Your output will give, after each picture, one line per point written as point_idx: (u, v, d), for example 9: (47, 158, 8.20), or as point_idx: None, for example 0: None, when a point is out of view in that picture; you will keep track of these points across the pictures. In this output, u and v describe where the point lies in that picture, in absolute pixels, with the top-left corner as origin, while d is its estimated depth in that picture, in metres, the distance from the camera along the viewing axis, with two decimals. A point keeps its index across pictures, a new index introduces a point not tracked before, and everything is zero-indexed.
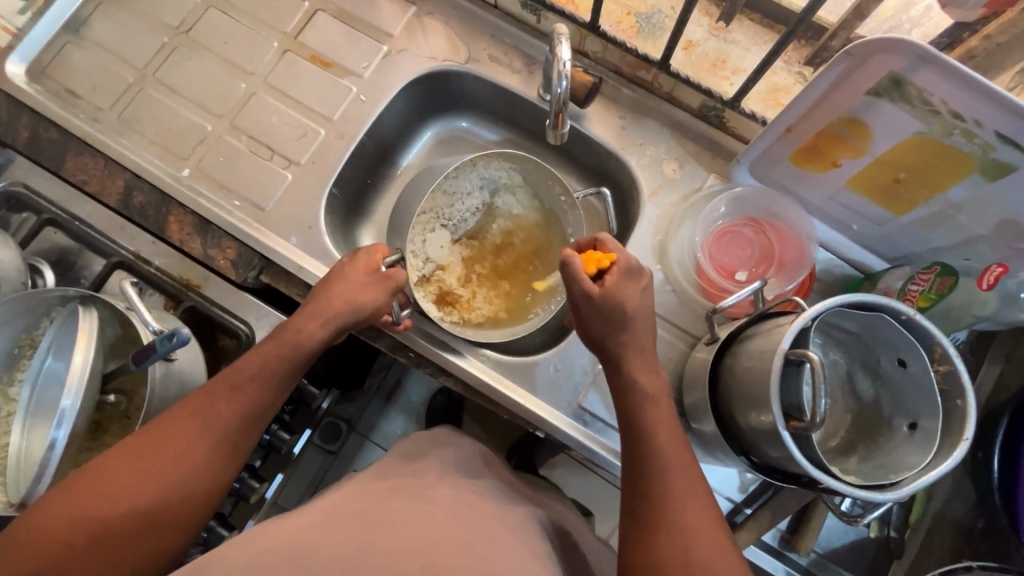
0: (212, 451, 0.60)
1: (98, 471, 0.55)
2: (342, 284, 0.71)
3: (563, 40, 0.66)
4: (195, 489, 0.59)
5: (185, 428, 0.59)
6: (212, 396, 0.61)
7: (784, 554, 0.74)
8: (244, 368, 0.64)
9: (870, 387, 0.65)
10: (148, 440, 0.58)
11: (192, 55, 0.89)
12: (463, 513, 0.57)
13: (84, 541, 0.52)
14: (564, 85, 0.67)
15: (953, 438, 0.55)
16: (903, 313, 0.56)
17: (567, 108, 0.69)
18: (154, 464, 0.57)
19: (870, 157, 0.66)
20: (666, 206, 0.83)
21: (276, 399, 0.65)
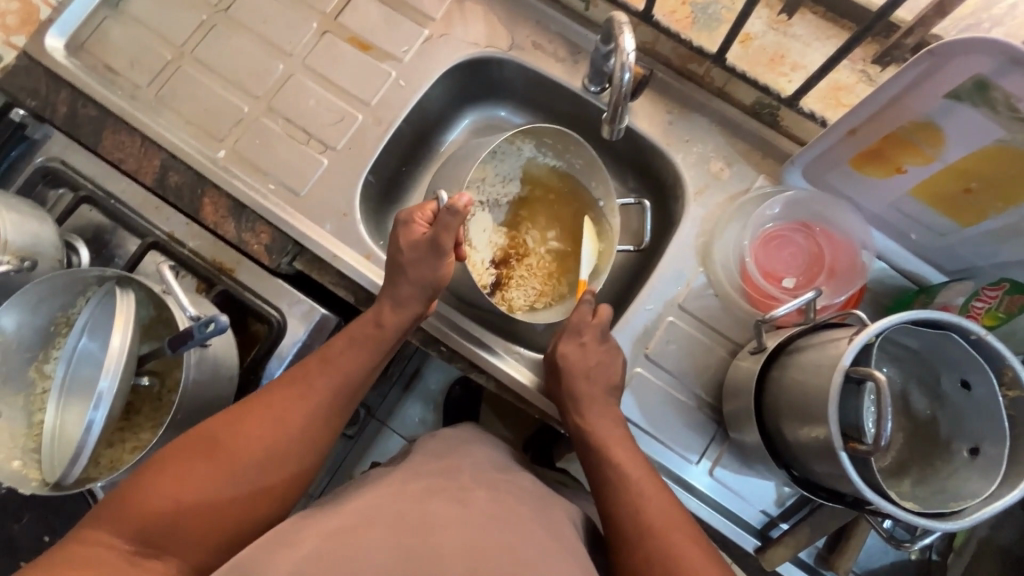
0: (307, 422, 0.61)
1: (204, 436, 0.57)
2: (402, 273, 0.69)
3: (626, 30, 0.63)
4: (292, 459, 0.60)
5: (284, 401, 0.61)
6: (307, 372, 0.64)
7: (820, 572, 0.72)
8: (336, 347, 0.66)
9: (927, 405, 0.62)
10: (249, 409, 0.60)
11: (231, 34, 0.87)
12: (500, 513, 0.55)
13: (192, 504, 0.53)
14: (626, 78, 0.63)
15: (1021, 466, 0.52)
16: (974, 333, 0.53)
17: (628, 100, 0.65)
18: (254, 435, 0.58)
19: (940, 164, 0.62)
20: (712, 206, 0.80)
21: (363, 377, 0.66)
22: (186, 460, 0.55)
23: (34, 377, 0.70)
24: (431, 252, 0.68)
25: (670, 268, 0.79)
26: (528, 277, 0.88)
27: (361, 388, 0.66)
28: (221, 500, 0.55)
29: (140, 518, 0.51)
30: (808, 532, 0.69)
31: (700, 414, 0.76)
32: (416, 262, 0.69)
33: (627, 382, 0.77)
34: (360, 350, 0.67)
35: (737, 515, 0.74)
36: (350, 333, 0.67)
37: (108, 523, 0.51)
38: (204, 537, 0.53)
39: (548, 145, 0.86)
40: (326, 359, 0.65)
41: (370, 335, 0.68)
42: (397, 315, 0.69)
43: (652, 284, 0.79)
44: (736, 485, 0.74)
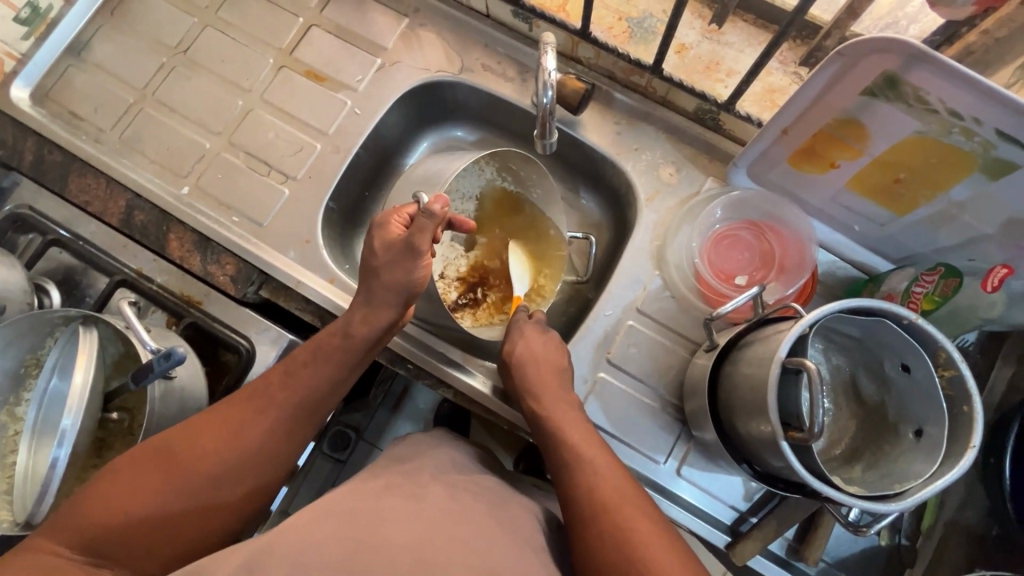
0: (267, 436, 0.63)
1: (160, 448, 0.58)
2: (375, 276, 0.70)
3: (550, 50, 0.66)
4: (248, 472, 0.62)
5: (243, 414, 0.63)
6: (269, 383, 0.65)
7: (792, 564, 0.73)
8: (299, 356, 0.67)
9: (874, 391, 0.64)
10: (208, 422, 0.61)
11: (190, 75, 0.90)
12: (461, 514, 0.57)
13: (144, 514, 0.55)
14: (550, 96, 0.67)
15: (960, 445, 0.53)
16: (906, 317, 0.54)
17: (554, 118, 0.70)
18: (212, 447, 0.60)
19: (868, 158, 0.64)
20: (664, 211, 0.82)
21: (327, 390, 0.67)
22: (141, 471, 0.57)
23: (6, 419, 0.71)
24: (406, 252, 0.69)
25: (627, 273, 0.81)
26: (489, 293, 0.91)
27: (324, 401, 0.68)
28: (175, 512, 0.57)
29: (94, 527, 0.53)
30: (775, 523, 0.70)
31: (664, 415, 0.77)
32: (389, 265, 0.69)
33: (591, 387, 0.78)
34: (326, 365, 0.67)
35: (706, 512, 0.75)
36: (316, 341, 0.68)
37: (61, 533, 0.53)
38: (156, 547, 0.56)
39: (511, 169, 0.88)
40: (288, 371, 0.66)
41: (338, 344, 0.68)
42: (366, 321, 0.69)
43: (611, 290, 0.81)
44: (703, 482, 0.76)
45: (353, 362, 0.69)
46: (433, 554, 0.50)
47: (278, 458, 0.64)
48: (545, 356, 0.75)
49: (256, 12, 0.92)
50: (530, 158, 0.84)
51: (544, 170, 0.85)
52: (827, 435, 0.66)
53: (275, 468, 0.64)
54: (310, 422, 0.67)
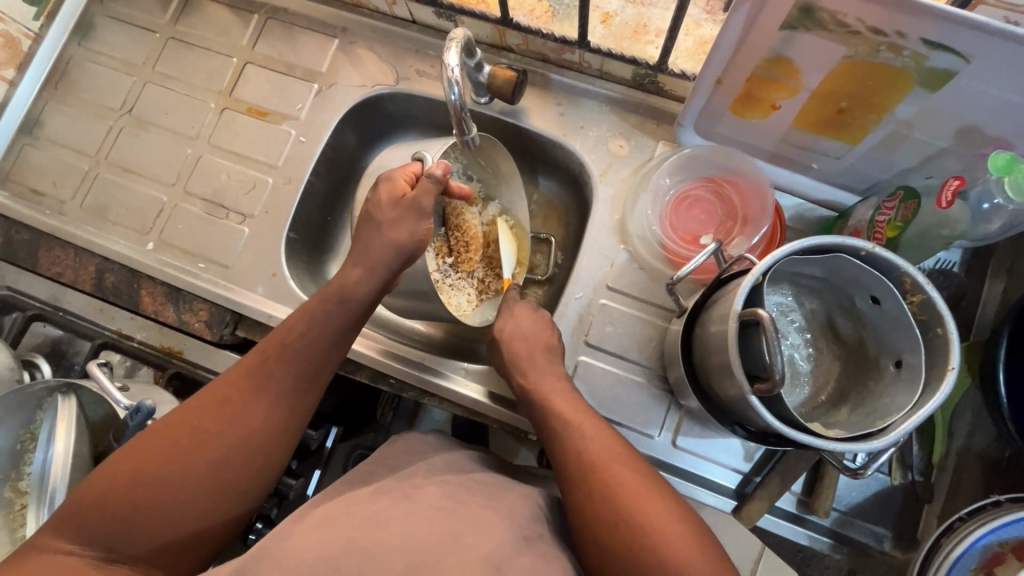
0: (270, 414, 0.63)
1: (160, 433, 0.58)
2: (377, 229, 0.74)
3: (452, 46, 0.66)
4: (258, 447, 0.62)
5: (243, 390, 0.63)
6: (266, 356, 0.65)
7: (804, 518, 0.71)
8: (293, 328, 0.68)
9: (852, 329, 0.61)
10: (205, 403, 0.61)
11: (139, 133, 0.92)
12: (453, 510, 0.58)
13: (150, 503, 0.55)
14: (456, 92, 0.67)
15: (938, 369, 0.51)
16: (862, 249, 0.53)
17: (467, 113, 0.69)
18: (215, 426, 0.60)
19: (806, 92, 0.62)
20: (619, 184, 0.81)
21: (328, 358, 0.69)
22: (142, 458, 0.56)
23: (11, 495, 0.67)
24: (411, 212, 0.74)
25: (592, 252, 0.80)
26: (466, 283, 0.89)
27: (322, 371, 0.68)
28: (183, 498, 0.56)
29: (104, 519, 0.53)
30: (779, 480, 0.69)
31: (650, 388, 0.76)
32: (391, 220, 0.74)
33: (573, 373, 0.77)
34: (319, 345, 0.68)
35: (709, 479, 0.74)
36: (308, 313, 0.69)
37: (70, 532, 0.53)
38: (167, 535, 0.55)
39: (480, 165, 0.90)
40: (285, 342, 0.66)
41: (332, 313, 0.70)
42: (359, 283, 0.72)
43: (578, 273, 0.80)
44: (703, 450, 0.74)
45: (345, 330, 0.71)
46: (425, 553, 0.51)
47: (286, 431, 0.64)
48: (527, 343, 0.74)
49: (193, 59, 0.93)
50: (497, 146, 0.85)
51: (518, 180, 0.88)
52: (812, 382, 0.63)
53: (283, 446, 0.64)
54: (311, 395, 0.67)
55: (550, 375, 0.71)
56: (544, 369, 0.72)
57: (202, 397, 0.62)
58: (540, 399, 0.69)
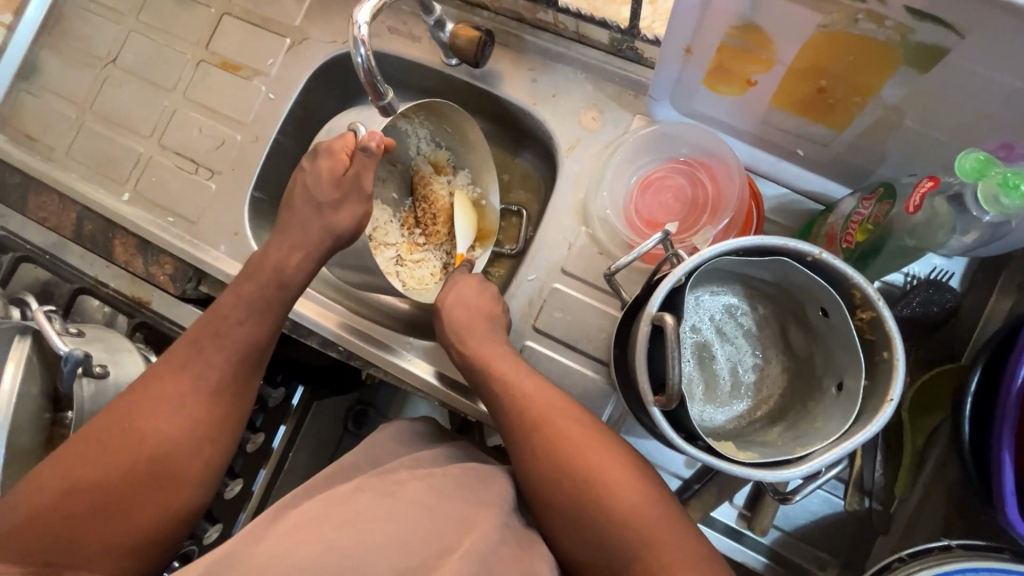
0: (214, 387, 0.62)
1: (100, 438, 0.57)
2: (328, 186, 0.70)
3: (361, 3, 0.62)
4: (200, 438, 0.60)
5: (178, 383, 0.61)
6: (199, 347, 0.63)
7: (742, 533, 0.67)
8: (225, 314, 0.65)
9: (803, 342, 0.55)
10: (138, 400, 0.60)
11: (121, 82, 0.92)
12: (365, 485, 0.56)
13: (115, 503, 0.54)
14: (363, 52, 0.62)
15: (877, 399, 0.46)
16: (808, 254, 0.46)
17: (377, 75, 0.63)
18: (151, 423, 0.58)
19: (781, 68, 0.54)
20: (587, 161, 0.75)
21: (267, 344, 0.66)
22: (95, 470, 0.55)
23: None
24: (354, 192, 0.70)
25: (550, 233, 0.75)
26: (429, 255, 0.84)
27: (263, 357, 0.67)
28: (125, 499, 0.55)
29: (40, 530, 0.52)
30: (715, 492, 0.65)
31: (596, 380, 0.72)
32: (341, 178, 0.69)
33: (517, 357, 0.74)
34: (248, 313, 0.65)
35: None
36: (243, 297, 0.66)
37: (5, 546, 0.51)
38: (113, 538, 0.54)
39: (448, 132, 0.84)
40: (216, 329, 0.64)
41: (269, 297, 0.67)
42: (293, 261, 0.69)
43: (533, 252, 0.75)
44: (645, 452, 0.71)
45: (284, 314, 0.69)
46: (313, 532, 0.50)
47: (228, 419, 0.63)
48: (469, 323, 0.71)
49: (173, 10, 0.92)
50: (455, 111, 0.79)
51: (487, 152, 0.83)
52: (752, 395, 0.57)
53: (227, 434, 0.62)
54: (252, 380, 0.65)
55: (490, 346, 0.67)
56: (483, 342, 0.68)
57: (131, 398, 0.60)
58: (475, 380, 0.67)
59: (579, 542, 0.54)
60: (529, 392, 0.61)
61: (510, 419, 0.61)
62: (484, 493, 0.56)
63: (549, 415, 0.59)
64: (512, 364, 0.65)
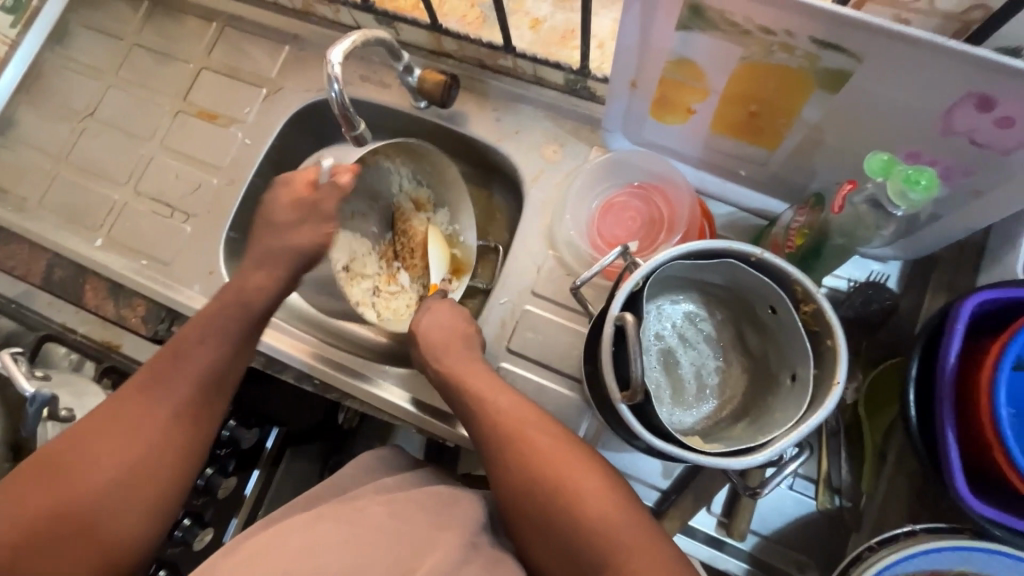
0: (177, 411, 0.60)
1: (55, 468, 0.54)
2: (305, 220, 0.72)
3: (337, 44, 0.66)
4: (157, 465, 0.58)
5: (138, 407, 0.59)
6: (161, 370, 0.61)
7: (722, 540, 0.68)
8: (190, 337, 0.64)
9: (758, 341, 0.59)
10: (97, 426, 0.57)
11: (98, 134, 0.95)
12: (330, 513, 0.55)
13: (63, 534, 0.52)
14: (338, 88, 0.66)
15: (827, 384, 0.49)
16: (751, 255, 0.51)
17: (351, 109, 0.67)
18: (106, 449, 0.56)
19: (714, 96, 0.61)
20: (550, 189, 0.80)
21: (231, 366, 0.65)
22: (44, 499, 0.53)
23: None
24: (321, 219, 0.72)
25: (520, 258, 0.79)
26: (403, 289, 0.87)
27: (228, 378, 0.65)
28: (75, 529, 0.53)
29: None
30: (693, 499, 0.67)
31: (570, 398, 0.74)
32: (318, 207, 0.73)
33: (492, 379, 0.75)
34: (204, 335, 0.65)
35: None
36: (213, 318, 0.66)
37: None
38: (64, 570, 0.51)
39: (429, 170, 0.87)
40: (181, 351, 0.63)
41: (234, 317, 0.67)
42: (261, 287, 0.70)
43: (503, 277, 0.78)
44: (621, 466, 0.71)
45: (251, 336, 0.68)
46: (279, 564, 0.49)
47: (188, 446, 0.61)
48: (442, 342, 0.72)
49: (152, 66, 0.97)
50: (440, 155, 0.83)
51: (464, 193, 0.87)
52: (717, 396, 0.60)
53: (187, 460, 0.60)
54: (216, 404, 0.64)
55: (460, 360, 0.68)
56: (454, 359, 0.69)
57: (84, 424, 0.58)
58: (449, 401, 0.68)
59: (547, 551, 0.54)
60: (503, 407, 0.63)
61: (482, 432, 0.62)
62: (457, 511, 0.57)
63: (522, 426, 0.60)
64: (488, 383, 0.67)
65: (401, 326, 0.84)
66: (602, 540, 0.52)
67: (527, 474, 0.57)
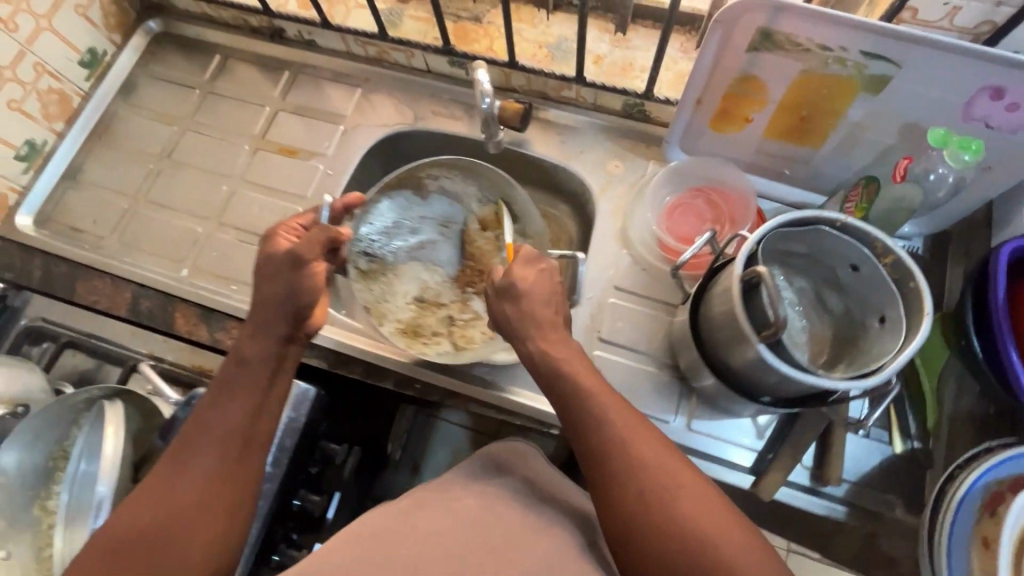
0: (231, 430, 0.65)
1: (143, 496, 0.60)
2: None
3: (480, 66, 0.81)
4: (221, 481, 0.62)
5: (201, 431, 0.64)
6: (215, 396, 0.67)
7: (819, 490, 0.74)
8: (234, 362, 0.70)
9: (840, 299, 0.69)
10: (171, 459, 0.63)
11: (176, 173, 1.00)
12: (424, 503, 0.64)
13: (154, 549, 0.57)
14: (488, 101, 0.82)
15: (917, 317, 0.59)
16: (837, 220, 0.62)
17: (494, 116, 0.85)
18: (179, 473, 0.62)
19: (772, 105, 0.74)
20: (618, 198, 0.91)
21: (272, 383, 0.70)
22: (138, 520, 0.59)
23: (40, 514, 0.72)
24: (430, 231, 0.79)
25: (599, 258, 0.88)
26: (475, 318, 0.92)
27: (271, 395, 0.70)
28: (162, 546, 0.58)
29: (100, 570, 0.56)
30: (790, 453, 0.73)
31: (663, 377, 0.81)
32: None
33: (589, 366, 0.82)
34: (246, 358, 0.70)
35: (723, 458, 0.77)
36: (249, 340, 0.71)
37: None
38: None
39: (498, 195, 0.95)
40: (227, 377, 0.68)
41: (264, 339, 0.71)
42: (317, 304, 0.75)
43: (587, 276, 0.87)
44: (716, 432, 0.78)
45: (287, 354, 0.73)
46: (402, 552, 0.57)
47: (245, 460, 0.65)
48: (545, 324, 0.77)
49: (227, 110, 1.04)
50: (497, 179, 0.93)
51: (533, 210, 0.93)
52: (811, 348, 0.70)
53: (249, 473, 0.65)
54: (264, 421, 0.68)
55: (553, 339, 0.68)
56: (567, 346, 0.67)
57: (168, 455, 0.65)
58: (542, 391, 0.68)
59: (629, 552, 0.56)
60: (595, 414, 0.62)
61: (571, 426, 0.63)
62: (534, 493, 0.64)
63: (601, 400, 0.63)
64: None
65: (472, 353, 0.86)
66: (666, 512, 0.55)
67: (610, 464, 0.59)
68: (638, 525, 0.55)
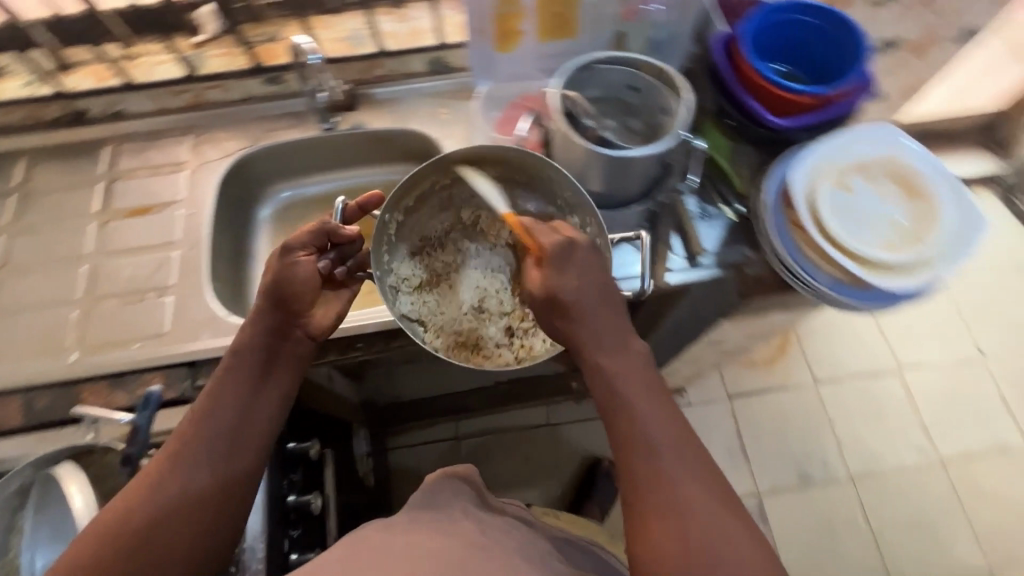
0: (216, 454, 0.64)
1: (132, 496, 0.59)
2: None
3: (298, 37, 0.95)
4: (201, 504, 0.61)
5: (191, 447, 0.64)
6: (213, 412, 0.66)
7: (699, 264, 0.85)
8: (226, 378, 0.69)
9: (638, 120, 0.89)
10: (164, 462, 0.62)
11: (22, 277, 0.95)
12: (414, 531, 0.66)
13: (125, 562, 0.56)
14: (316, 56, 0.96)
15: (679, 92, 0.82)
16: (601, 57, 0.84)
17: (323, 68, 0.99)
18: (164, 481, 0.61)
19: (530, 10, 0.90)
20: (456, 133, 1.07)
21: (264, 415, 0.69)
22: (114, 523, 0.57)
23: None
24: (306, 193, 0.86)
25: None
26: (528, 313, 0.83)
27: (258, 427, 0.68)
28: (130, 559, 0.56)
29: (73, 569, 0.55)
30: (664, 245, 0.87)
31: None
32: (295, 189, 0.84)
33: None
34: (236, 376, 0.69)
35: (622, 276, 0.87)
36: (246, 354, 0.70)
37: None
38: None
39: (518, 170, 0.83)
40: (221, 391, 0.68)
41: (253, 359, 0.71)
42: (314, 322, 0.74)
43: None
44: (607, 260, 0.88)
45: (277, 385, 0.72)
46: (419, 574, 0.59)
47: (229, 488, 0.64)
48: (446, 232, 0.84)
49: (56, 201, 1.01)
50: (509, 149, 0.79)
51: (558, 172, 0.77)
52: None
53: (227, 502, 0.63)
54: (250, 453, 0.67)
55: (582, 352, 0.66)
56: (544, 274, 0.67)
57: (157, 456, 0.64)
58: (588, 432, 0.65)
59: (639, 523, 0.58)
60: (578, 282, 0.66)
61: (544, 298, 0.67)
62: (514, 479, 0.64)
63: (619, 389, 0.65)
64: None
65: (519, 366, 0.77)
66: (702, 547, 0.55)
67: (627, 443, 0.61)
68: (656, 539, 0.56)
